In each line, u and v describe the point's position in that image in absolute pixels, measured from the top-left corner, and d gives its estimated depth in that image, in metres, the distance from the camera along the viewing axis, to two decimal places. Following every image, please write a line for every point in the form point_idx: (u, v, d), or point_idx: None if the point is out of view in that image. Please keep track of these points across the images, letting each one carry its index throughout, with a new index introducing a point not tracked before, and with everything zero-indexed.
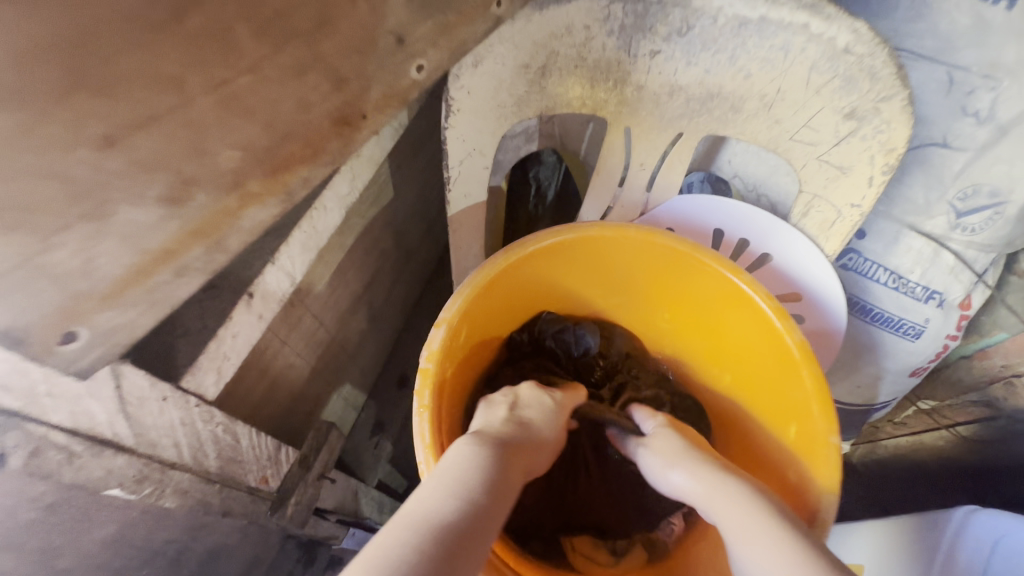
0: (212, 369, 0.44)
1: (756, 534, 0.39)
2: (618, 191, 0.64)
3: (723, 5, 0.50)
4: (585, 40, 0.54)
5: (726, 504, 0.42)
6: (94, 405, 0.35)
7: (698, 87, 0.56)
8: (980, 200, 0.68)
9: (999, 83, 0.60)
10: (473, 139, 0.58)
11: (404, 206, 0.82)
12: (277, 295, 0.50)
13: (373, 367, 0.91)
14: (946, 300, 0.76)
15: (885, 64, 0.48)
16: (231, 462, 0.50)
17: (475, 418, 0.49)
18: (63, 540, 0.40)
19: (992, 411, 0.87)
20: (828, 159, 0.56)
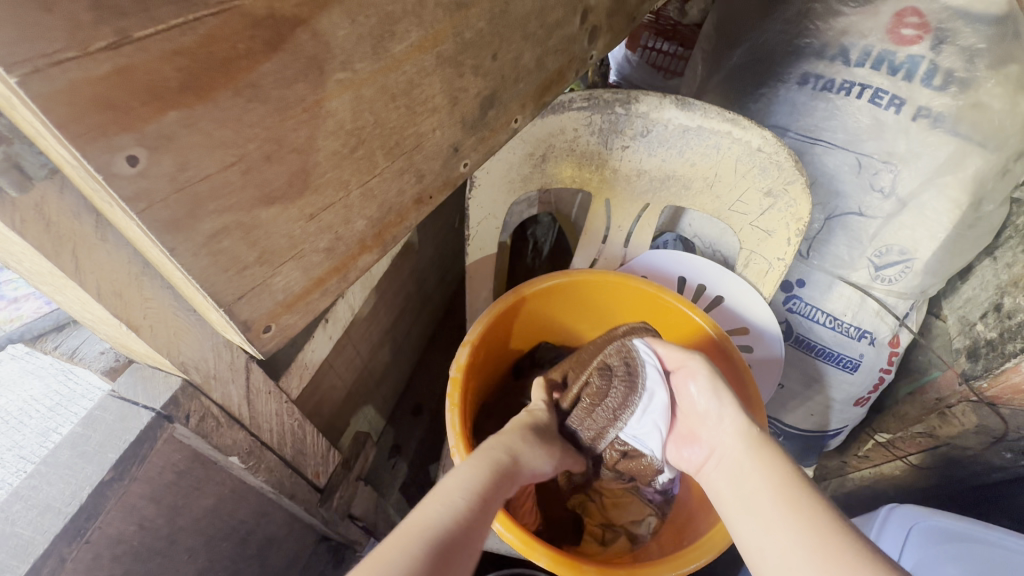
0: (296, 375, 0.59)
1: (783, 504, 0.46)
2: (601, 246, 0.84)
3: (672, 116, 0.70)
4: (574, 138, 0.73)
5: (761, 466, 0.50)
6: (234, 389, 0.49)
7: (658, 170, 0.75)
8: (892, 256, 0.83)
9: (895, 167, 0.79)
10: (490, 207, 0.76)
11: (425, 256, 1.00)
12: (341, 321, 0.66)
13: (392, 395, 1.05)
14: (877, 339, 0.90)
15: (787, 159, 0.68)
16: (299, 453, 0.63)
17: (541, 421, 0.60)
18: (184, 502, 0.53)
19: (934, 440, 0.95)
20: (757, 225, 0.74)
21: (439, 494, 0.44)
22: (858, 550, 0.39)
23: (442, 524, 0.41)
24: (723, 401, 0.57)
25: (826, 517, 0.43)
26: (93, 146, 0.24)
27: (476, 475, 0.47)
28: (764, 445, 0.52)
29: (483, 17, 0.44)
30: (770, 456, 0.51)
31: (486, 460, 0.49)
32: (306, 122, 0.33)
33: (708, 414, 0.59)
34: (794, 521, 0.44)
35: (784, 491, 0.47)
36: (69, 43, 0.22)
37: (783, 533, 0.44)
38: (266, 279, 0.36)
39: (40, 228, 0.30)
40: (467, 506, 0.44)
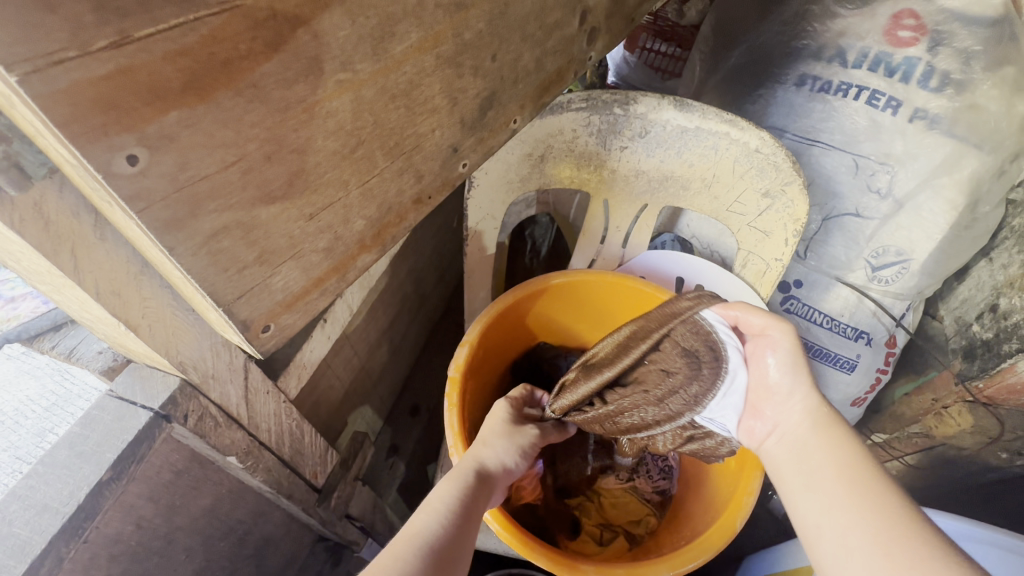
0: (295, 375, 0.59)
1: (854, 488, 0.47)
2: (599, 246, 0.84)
3: (670, 117, 0.70)
4: (573, 138, 0.73)
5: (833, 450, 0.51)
6: (232, 389, 0.49)
7: (656, 171, 0.75)
8: (889, 257, 0.84)
9: (892, 168, 0.79)
10: (488, 207, 0.76)
11: (423, 257, 1.00)
12: (339, 321, 0.66)
13: (389, 395, 1.05)
14: (873, 339, 0.91)
15: (784, 160, 0.68)
16: (298, 453, 0.63)
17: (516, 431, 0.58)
18: (181, 502, 0.53)
19: (930, 440, 0.95)
20: (755, 226, 0.74)
21: (426, 505, 0.48)
22: (927, 539, 0.41)
23: (431, 531, 0.45)
24: (796, 380, 0.56)
25: (896, 505, 0.44)
26: (93, 146, 0.24)
27: (456, 486, 0.50)
28: (833, 427, 0.53)
29: (483, 17, 0.44)
30: (838, 440, 0.52)
31: (462, 471, 0.52)
32: (306, 122, 0.33)
33: (779, 389, 0.57)
34: (868, 505, 0.45)
35: (851, 475, 0.48)
36: (70, 43, 0.22)
37: (856, 516, 0.45)
38: (265, 279, 0.36)
39: (40, 227, 0.30)
40: (451, 513, 0.47)
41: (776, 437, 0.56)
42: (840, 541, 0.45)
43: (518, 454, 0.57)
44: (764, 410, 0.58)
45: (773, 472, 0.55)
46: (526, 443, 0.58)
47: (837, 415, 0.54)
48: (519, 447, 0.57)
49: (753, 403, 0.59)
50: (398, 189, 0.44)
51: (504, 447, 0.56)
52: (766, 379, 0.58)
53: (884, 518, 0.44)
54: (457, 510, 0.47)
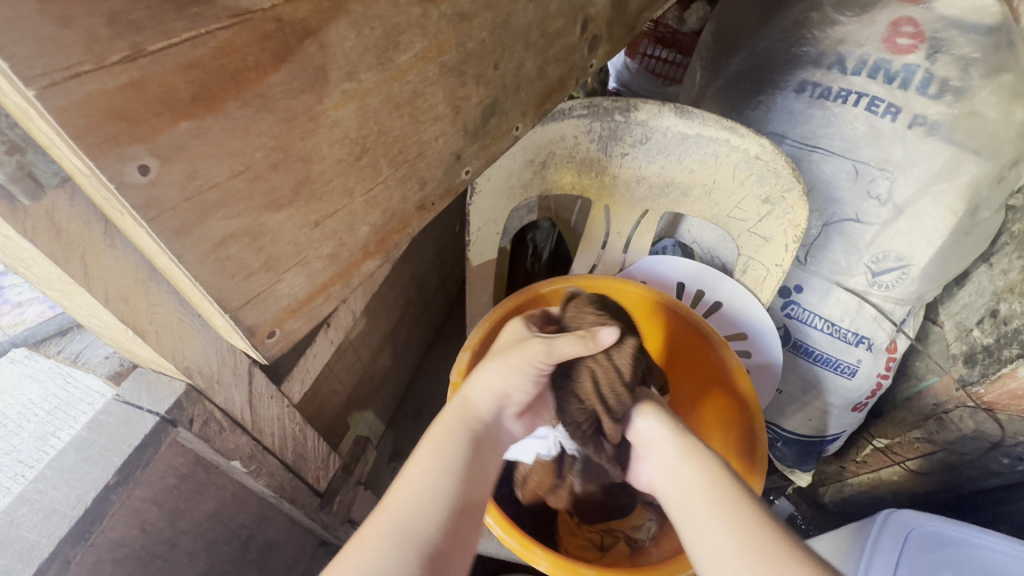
0: (298, 379, 0.59)
1: (718, 500, 0.46)
2: (600, 251, 0.84)
3: (671, 124, 0.71)
4: (574, 145, 0.74)
5: (696, 470, 0.50)
6: (236, 394, 0.49)
7: (657, 177, 0.76)
8: (889, 263, 0.84)
9: (892, 174, 0.80)
10: (490, 213, 0.77)
11: (425, 262, 1.01)
12: (342, 325, 0.66)
13: (391, 399, 1.05)
14: (874, 344, 0.91)
15: (784, 166, 0.68)
16: (300, 457, 0.64)
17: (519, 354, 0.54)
18: (186, 506, 0.53)
19: (932, 445, 0.95)
20: (755, 231, 0.75)
21: (406, 474, 0.47)
22: (786, 555, 0.40)
23: (418, 512, 0.44)
24: (657, 419, 0.56)
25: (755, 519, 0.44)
26: (106, 157, 0.24)
27: (441, 450, 0.49)
28: (697, 450, 0.52)
29: (485, 27, 0.45)
30: (707, 457, 0.51)
31: (453, 427, 0.52)
32: (312, 132, 0.34)
33: (645, 436, 0.57)
34: (734, 515, 0.44)
35: (720, 498, 0.46)
36: (85, 57, 0.23)
37: (722, 536, 0.43)
38: (271, 285, 0.37)
39: (51, 235, 0.30)
40: (440, 477, 0.47)
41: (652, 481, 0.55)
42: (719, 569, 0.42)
43: (514, 378, 0.55)
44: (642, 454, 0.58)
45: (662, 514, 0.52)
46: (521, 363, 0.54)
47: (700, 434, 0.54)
48: (510, 370, 0.55)
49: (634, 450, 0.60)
50: (402, 195, 0.45)
51: (498, 375, 0.55)
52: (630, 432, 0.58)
53: (744, 538, 0.42)
54: (448, 473, 0.47)
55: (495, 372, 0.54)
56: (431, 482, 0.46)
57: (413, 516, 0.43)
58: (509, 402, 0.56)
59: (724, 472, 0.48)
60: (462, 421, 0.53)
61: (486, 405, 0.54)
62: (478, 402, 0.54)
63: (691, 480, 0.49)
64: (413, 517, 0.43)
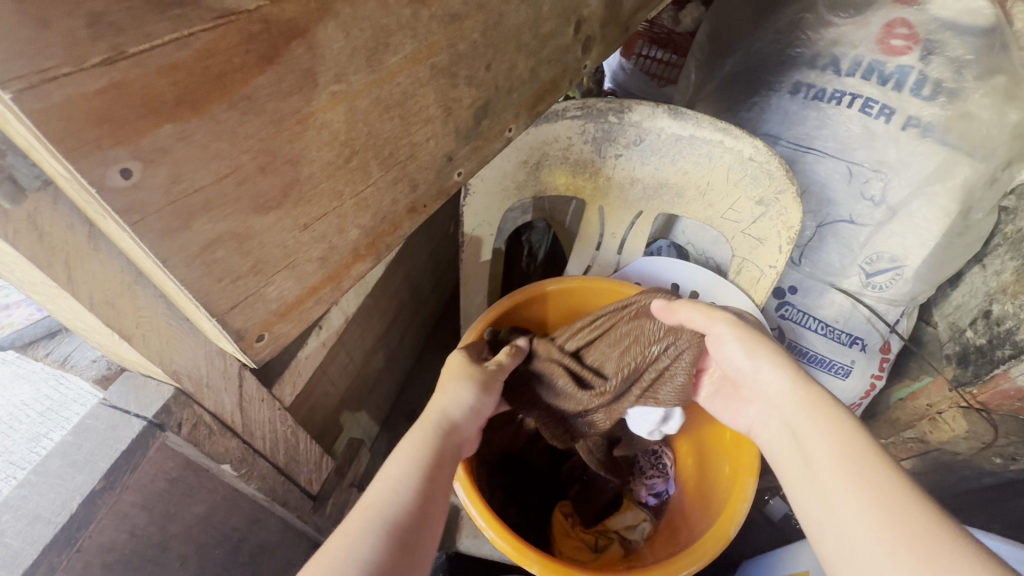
0: (289, 382, 0.59)
1: (838, 461, 0.42)
2: (595, 253, 0.84)
3: (665, 125, 0.71)
4: (569, 147, 0.74)
5: (816, 427, 0.45)
6: (226, 397, 0.49)
7: (651, 178, 0.76)
8: (883, 264, 0.84)
9: (885, 175, 0.80)
10: (484, 214, 0.76)
11: (419, 263, 1.00)
12: (334, 327, 0.66)
13: (385, 400, 1.05)
14: (868, 345, 0.91)
15: (778, 168, 0.69)
16: (292, 459, 0.63)
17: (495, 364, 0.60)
18: (175, 510, 0.53)
19: (925, 445, 0.96)
20: (749, 232, 0.75)
21: (382, 475, 0.45)
22: (924, 520, 0.36)
23: (388, 509, 0.42)
24: (760, 359, 0.52)
25: (892, 484, 0.39)
26: (87, 160, 0.24)
27: (415, 450, 0.48)
28: (820, 403, 0.47)
29: (477, 28, 0.45)
30: (827, 411, 0.46)
31: (426, 427, 0.51)
32: (300, 134, 0.33)
33: (752, 377, 0.53)
34: (862, 482, 0.40)
35: (847, 459, 0.41)
36: (65, 59, 0.22)
37: (844, 500, 0.39)
38: (259, 289, 0.36)
39: (34, 239, 0.30)
40: (414, 476, 0.45)
41: (770, 422, 0.53)
42: (836, 533, 0.39)
43: (482, 391, 0.57)
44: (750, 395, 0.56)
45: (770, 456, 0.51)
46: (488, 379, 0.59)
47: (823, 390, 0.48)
48: (477, 384, 0.57)
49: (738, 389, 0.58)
50: (393, 197, 0.44)
51: (466, 387, 0.56)
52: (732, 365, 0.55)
53: (881, 502, 0.38)
54: (421, 471, 0.46)
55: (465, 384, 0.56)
56: (410, 478, 0.45)
57: (395, 508, 0.42)
58: (477, 417, 0.56)
59: (848, 435, 0.43)
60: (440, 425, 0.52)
61: (457, 413, 0.54)
62: (451, 410, 0.54)
63: (810, 440, 0.45)
64: (394, 511, 0.42)
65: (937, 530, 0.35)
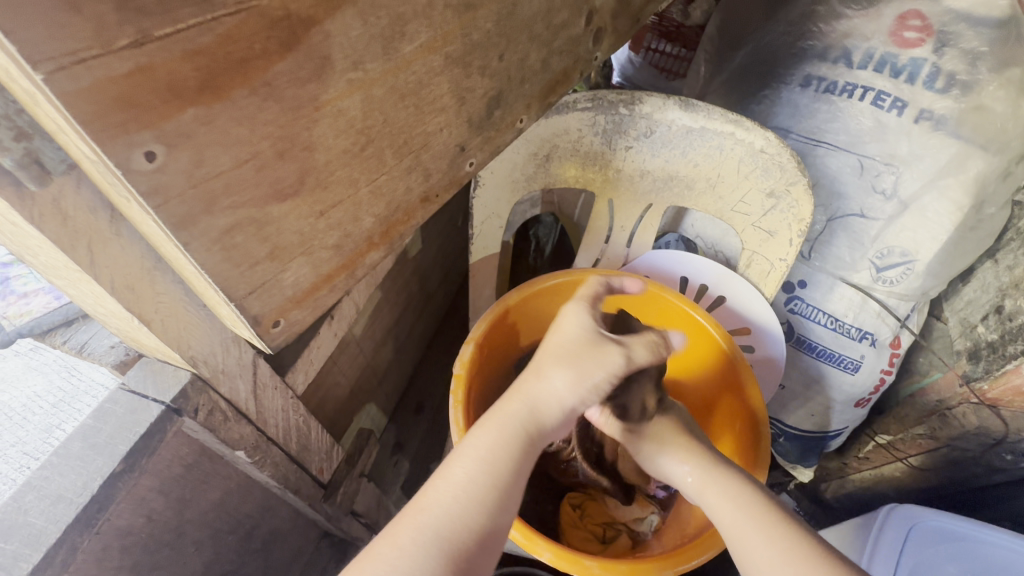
0: (301, 371, 0.59)
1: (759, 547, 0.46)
2: (604, 246, 0.84)
3: (676, 117, 0.70)
4: (578, 139, 0.74)
5: (719, 514, 0.51)
6: (241, 384, 0.49)
7: (661, 171, 0.75)
8: (894, 258, 0.84)
9: (898, 169, 0.79)
10: (494, 206, 0.77)
11: (428, 256, 1.01)
12: (345, 318, 0.66)
13: (394, 392, 1.05)
14: (878, 340, 0.90)
15: (789, 160, 0.68)
16: (304, 448, 0.64)
17: (602, 367, 0.52)
18: (191, 495, 0.54)
19: (935, 442, 0.95)
20: (759, 226, 0.74)
21: (451, 463, 0.47)
22: None
23: (456, 501, 0.44)
24: (673, 454, 0.57)
25: (790, 541, 0.45)
26: (114, 143, 0.25)
27: (489, 453, 0.47)
28: (716, 480, 0.53)
29: (490, 18, 0.45)
30: (723, 494, 0.52)
31: (514, 427, 0.49)
32: (317, 121, 0.34)
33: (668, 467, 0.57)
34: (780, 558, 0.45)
35: (756, 522, 0.48)
36: (93, 42, 0.23)
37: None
38: (276, 275, 0.37)
39: (58, 223, 0.31)
40: (484, 480, 0.45)
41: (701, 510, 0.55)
42: None
43: (584, 390, 0.51)
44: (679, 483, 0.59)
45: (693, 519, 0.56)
46: (597, 375, 0.51)
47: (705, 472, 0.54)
48: (581, 380, 0.51)
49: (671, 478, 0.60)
50: (405, 186, 0.45)
51: (569, 381, 0.51)
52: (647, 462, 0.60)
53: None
54: (493, 477, 0.46)
55: (563, 377, 0.51)
56: (480, 486, 0.45)
57: (452, 523, 0.43)
58: (571, 416, 0.52)
59: (752, 514, 0.49)
60: (528, 425, 0.49)
61: (551, 412, 0.50)
62: (545, 402, 0.50)
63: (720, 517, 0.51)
64: (449, 529, 0.43)
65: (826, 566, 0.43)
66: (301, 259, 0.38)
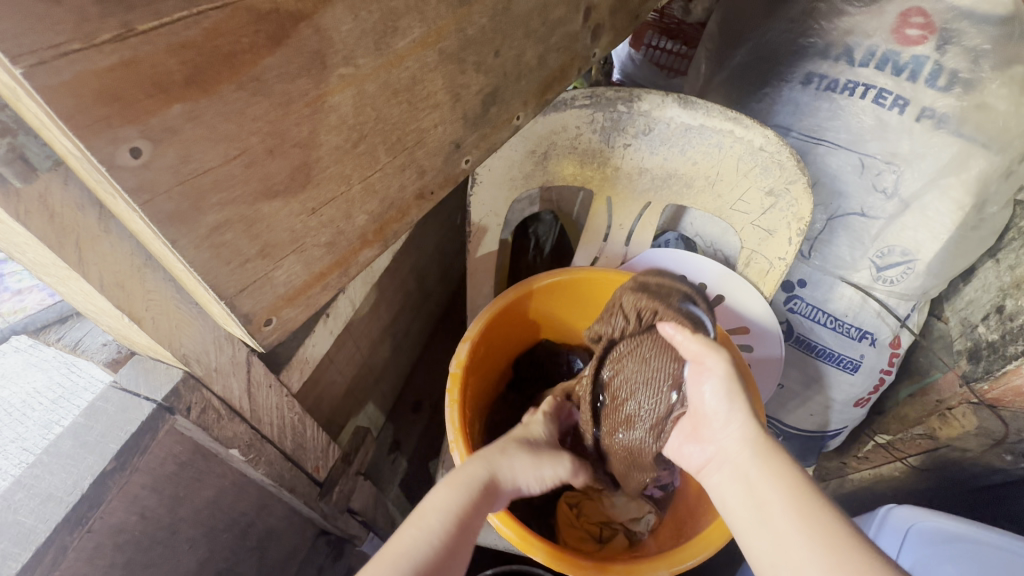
0: (296, 369, 0.59)
1: (795, 515, 0.45)
2: (602, 244, 0.83)
3: (674, 115, 0.70)
4: (576, 136, 0.73)
5: (769, 476, 0.49)
6: (235, 383, 0.49)
7: (659, 169, 0.75)
8: (894, 257, 0.83)
9: (898, 168, 0.79)
10: (491, 204, 0.76)
11: (426, 253, 1.00)
12: (341, 316, 0.66)
13: (391, 390, 1.05)
14: (878, 340, 0.90)
15: (789, 158, 0.68)
16: (299, 446, 0.64)
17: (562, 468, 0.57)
18: (185, 493, 0.53)
19: (933, 442, 0.94)
20: (758, 224, 0.74)
21: (422, 514, 0.48)
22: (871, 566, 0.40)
23: (420, 551, 0.45)
24: (733, 403, 0.54)
25: (831, 522, 0.44)
26: (97, 138, 0.24)
27: (453, 497, 0.50)
28: (772, 454, 0.51)
29: (485, 14, 0.44)
30: (779, 466, 0.49)
31: (473, 478, 0.52)
32: (309, 116, 0.33)
33: (716, 415, 0.55)
34: (820, 531, 0.43)
35: (797, 504, 0.46)
36: (74, 35, 0.22)
37: (798, 549, 0.43)
38: (267, 272, 0.36)
39: (44, 219, 0.30)
40: (447, 526, 0.47)
41: (723, 471, 0.54)
42: None
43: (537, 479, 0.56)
44: (706, 436, 0.57)
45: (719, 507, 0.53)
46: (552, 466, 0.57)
47: (772, 441, 0.52)
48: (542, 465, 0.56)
49: (694, 425, 0.58)
50: (399, 183, 0.44)
51: (528, 466, 0.55)
52: (698, 405, 0.57)
53: (831, 550, 0.41)
54: (451, 524, 0.48)
55: (523, 457, 0.56)
56: (441, 529, 0.47)
57: (418, 551, 0.45)
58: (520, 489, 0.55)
59: (804, 491, 0.47)
60: (489, 482, 0.52)
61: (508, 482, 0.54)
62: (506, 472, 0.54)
63: (765, 485, 0.49)
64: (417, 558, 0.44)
65: (860, 541, 0.42)
66: (293, 257, 0.38)
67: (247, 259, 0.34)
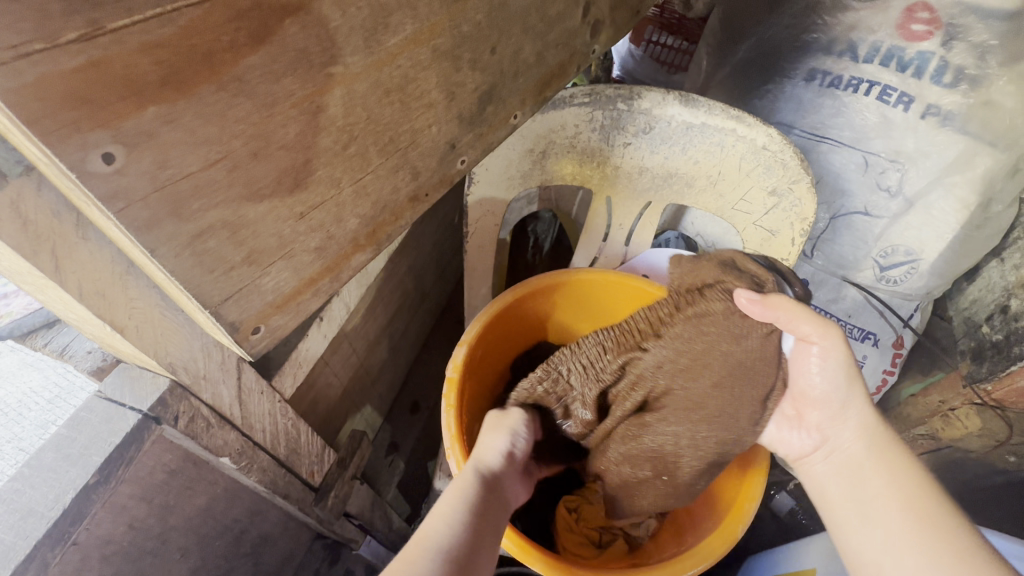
0: (289, 374, 0.58)
1: (910, 516, 0.47)
2: (601, 245, 0.82)
3: (675, 113, 0.68)
4: (576, 135, 0.72)
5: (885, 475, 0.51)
6: (225, 390, 0.48)
7: (660, 168, 0.73)
8: (898, 257, 0.82)
9: (903, 166, 0.77)
10: (489, 203, 0.75)
11: (423, 253, 0.99)
12: (335, 319, 0.65)
13: (389, 391, 1.04)
14: (880, 341, 0.90)
15: (792, 158, 0.66)
16: (293, 452, 0.62)
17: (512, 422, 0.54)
18: (175, 502, 0.52)
19: (936, 443, 0.94)
20: (761, 224, 0.73)
21: (438, 511, 0.46)
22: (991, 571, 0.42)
23: (445, 538, 0.43)
24: (850, 392, 0.54)
25: (954, 526, 0.46)
26: (65, 144, 0.23)
27: (460, 492, 0.48)
28: (886, 450, 0.53)
29: (481, 9, 0.43)
30: (894, 463, 0.52)
31: (467, 476, 0.50)
32: (294, 118, 0.32)
33: (829, 402, 0.55)
34: (941, 534, 0.45)
35: (916, 507, 0.48)
36: (36, 36, 0.21)
37: (914, 549, 0.46)
38: (254, 280, 0.35)
39: (17, 228, 0.29)
40: (463, 515, 0.45)
41: (833, 460, 0.55)
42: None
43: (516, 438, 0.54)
44: (810, 422, 0.57)
45: (820, 494, 0.55)
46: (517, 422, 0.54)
47: (889, 433, 0.54)
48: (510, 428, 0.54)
49: (795, 407, 0.58)
50: (391, 185, 0.43)
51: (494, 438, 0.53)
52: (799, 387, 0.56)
53: (956, 555, 0.44)
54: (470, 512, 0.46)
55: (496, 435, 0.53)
56: (462, 514, 0.45)
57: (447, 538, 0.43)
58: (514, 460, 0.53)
59: (929, 488, 0.49)
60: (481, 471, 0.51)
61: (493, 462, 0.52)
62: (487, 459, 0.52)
63: (879, 484, 0.51)
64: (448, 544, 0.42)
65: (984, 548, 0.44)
66: (281, 263, 0.36)
67: (232, 266, 0.33)
